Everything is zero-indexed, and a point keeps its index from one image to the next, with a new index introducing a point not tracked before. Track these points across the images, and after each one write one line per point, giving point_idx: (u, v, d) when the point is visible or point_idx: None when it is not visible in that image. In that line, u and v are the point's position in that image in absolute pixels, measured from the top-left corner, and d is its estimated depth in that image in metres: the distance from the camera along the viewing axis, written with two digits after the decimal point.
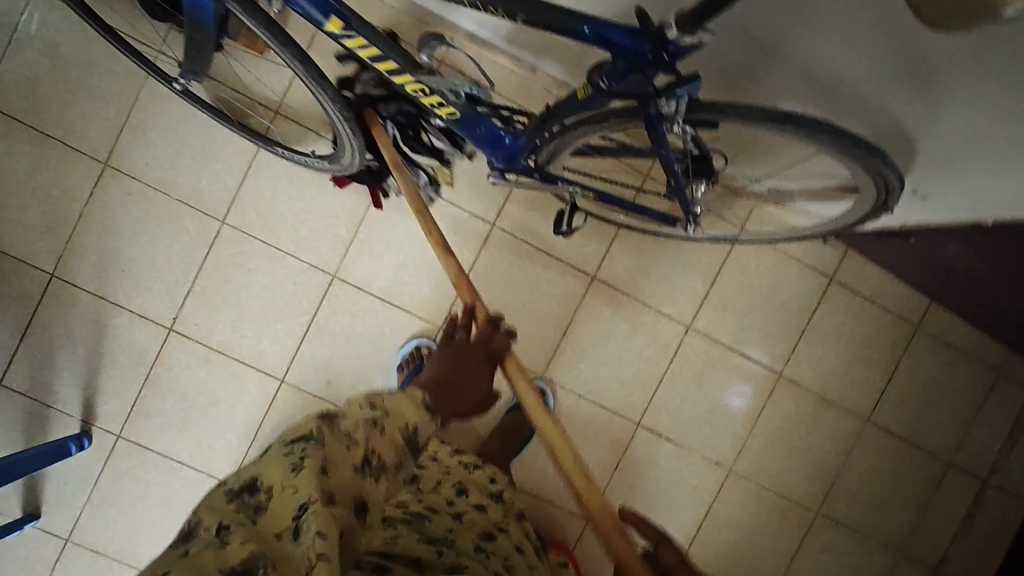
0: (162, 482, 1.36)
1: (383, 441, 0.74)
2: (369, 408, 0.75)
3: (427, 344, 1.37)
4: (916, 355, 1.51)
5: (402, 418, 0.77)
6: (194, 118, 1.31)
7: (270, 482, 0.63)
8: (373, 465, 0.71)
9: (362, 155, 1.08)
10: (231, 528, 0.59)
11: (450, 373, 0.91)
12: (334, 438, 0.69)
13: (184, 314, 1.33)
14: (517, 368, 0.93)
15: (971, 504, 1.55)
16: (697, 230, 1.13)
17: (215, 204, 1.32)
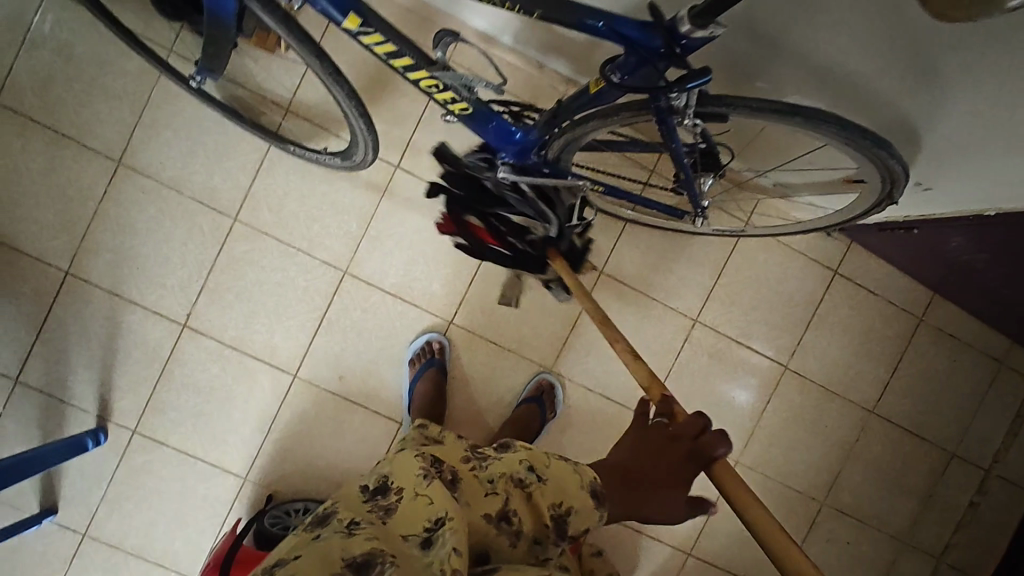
0: (178, 476, 1.37)
1: (525, 507, 0.73)
2: (528, 468, 0.75)
3: (438, 339, 1.38)
4: (920, 347, 1.53)
5: (559, 496, 0.75)
6: (207, 117, 1.32)
7: (403, 485, 0.68)
8: (511, 522, 0.71)
9: (373, 150, 1.09)
10: (362, 523, 0.63)
11: (635, 468, 0.79)
12: (476, 486, 0.72)
13: (198, 311, 1.35)
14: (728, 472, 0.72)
15: (975, 494, 1.57)
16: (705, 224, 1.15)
17: (228, 201, 1.34)
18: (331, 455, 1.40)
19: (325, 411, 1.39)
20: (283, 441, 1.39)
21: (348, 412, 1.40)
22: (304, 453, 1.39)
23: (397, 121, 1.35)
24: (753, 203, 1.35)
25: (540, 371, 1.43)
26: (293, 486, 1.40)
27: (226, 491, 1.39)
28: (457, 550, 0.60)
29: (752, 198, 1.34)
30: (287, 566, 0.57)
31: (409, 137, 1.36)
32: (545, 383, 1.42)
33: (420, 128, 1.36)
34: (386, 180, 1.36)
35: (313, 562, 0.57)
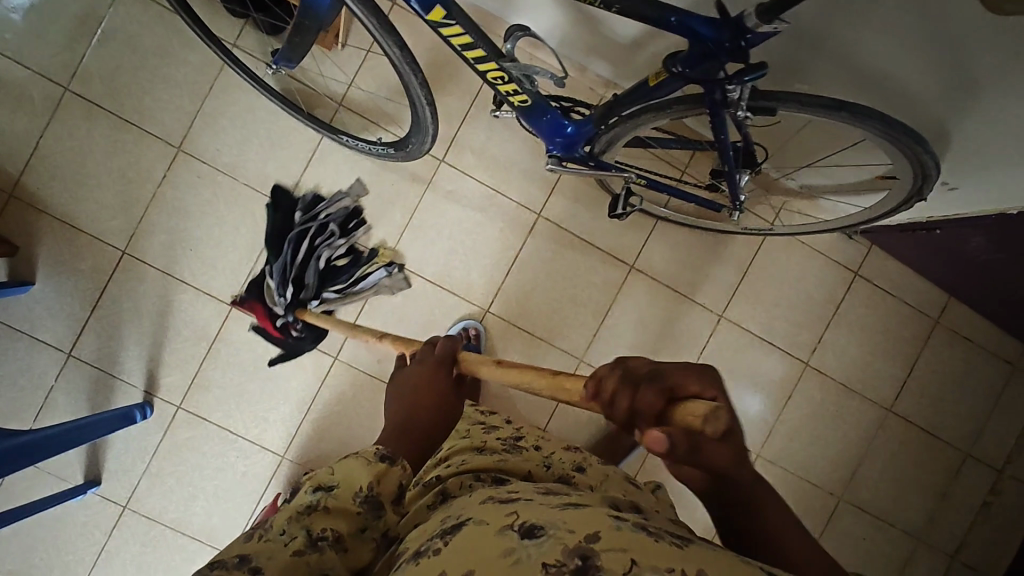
0: (218, 452, 1.42)
1: (334, 516, 0.69)
2: (312, 493, 0.72)
3: (474, 326, 1.43)
4: (936, 348, 1.59)
5: (354, 483, 0.73)
6: (264, 108, 1.39)
7: None
8: (326, 540, 0.67)
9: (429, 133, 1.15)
10: None
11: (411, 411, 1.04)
12: (271, 547, 0.64)
13: (245, 293, 1.41)
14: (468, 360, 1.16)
15: (988, 494, 1.62)
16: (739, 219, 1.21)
17: (280, 189, 1.40)
18: (368, 436, 1.45)
19: (362, 393, 1.44)
20: (321, 421, 1.44)
21: (385, 394, 1.45)
22: (341, 435, 1.44)
23: (443, 117, 1.42)
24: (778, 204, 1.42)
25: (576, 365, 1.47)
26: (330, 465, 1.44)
27: (263, 468, 1.43)
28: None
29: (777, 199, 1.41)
30: None
31: (455, 133, 1.43)
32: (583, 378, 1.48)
33: (464, 125, 1.43)
34: (430, 173, 1.43)
35: None
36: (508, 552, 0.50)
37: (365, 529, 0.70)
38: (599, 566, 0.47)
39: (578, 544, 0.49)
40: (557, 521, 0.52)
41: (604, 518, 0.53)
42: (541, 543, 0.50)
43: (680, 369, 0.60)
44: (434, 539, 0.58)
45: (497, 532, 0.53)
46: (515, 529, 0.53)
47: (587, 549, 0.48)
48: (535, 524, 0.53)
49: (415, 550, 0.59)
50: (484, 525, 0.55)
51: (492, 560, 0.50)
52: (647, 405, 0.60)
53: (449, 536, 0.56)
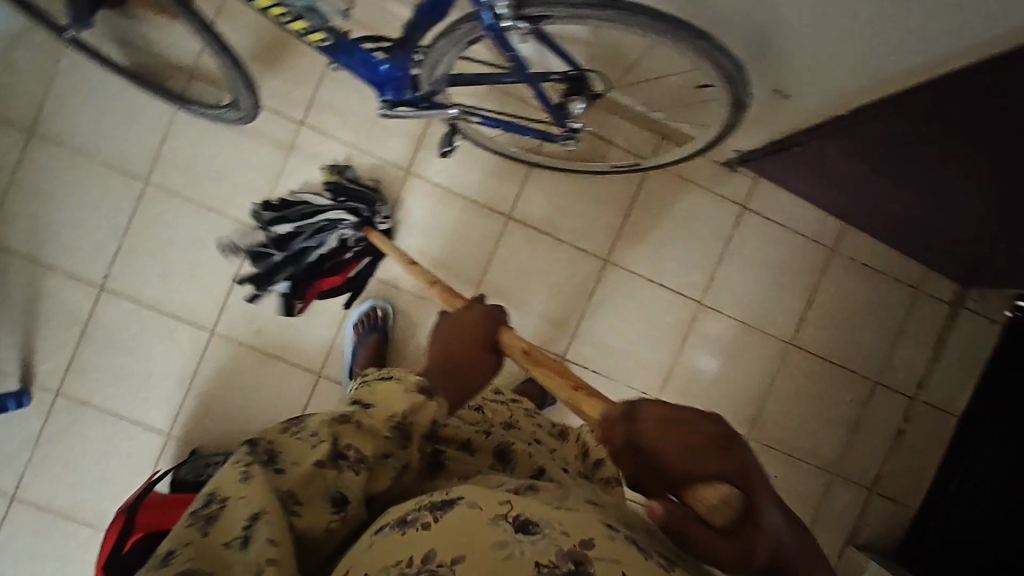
0: (103, 436, 1.41)
1: (367, 437, 0.66)
2: (346, 405, 0.69)
3: (380, 305, 1.42)
4: (835, 277, 1.55)
5: (389, 409, 0.69)
6: (114, 84, 1.37)
7: (223, 492, 0.59)
8: (348, 458, 0.64)
9: (247, 78, 1.15)
10: (177, 550, 0.55)
11: (448, 351, 0.87)
12: (296, 451, 0.63)
13: (114, 273, 1.39)
14: (511, 339, 0.89)
15: (901, 421, 1.58)
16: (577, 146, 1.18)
17: (137, 165, 1.38)
18: (253, 408, 1.43)
19: (243, 365, 1.42)
20: (204, 397, 1.42)
21: (266, 364, 1.43)
22: (225, 410, 1.42)
23: (299, 79, 1.40)
24: (639, 134, 1.41)
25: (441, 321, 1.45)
26: (216, 440, 1.42)
27: (150, 448, 1.42)
28: (278, 543, 0.56)
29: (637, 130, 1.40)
30: None
31: (313, 94, 1.40)
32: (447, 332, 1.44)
33: (322, 85, 1.40)
34: (291, 137, 1.40)
35: None
36: (501, 543, 0.53)
37: (389, 457, 0.66)
38: (589, 572, 0.52)
39: (571, 548, 0.53)
40: (550, 521, 0.56)
41: (597, 524, 0.57)
42: (536, 540, 0.54)
43: (677, 446, 0.56)
44: (422, 510, 0.58)
45: (490, 521, 0.55)
46: (510, 522, 0.55)
47: (579, 554, 0.53)
48: (530, 519, 0.56)
49: (403, 513, 0.59)
50: (477, 509, 0.57)
51: (486, 552, 0.53)
52: (648, 481, 0.58)
53: (440, 510, 0.57)
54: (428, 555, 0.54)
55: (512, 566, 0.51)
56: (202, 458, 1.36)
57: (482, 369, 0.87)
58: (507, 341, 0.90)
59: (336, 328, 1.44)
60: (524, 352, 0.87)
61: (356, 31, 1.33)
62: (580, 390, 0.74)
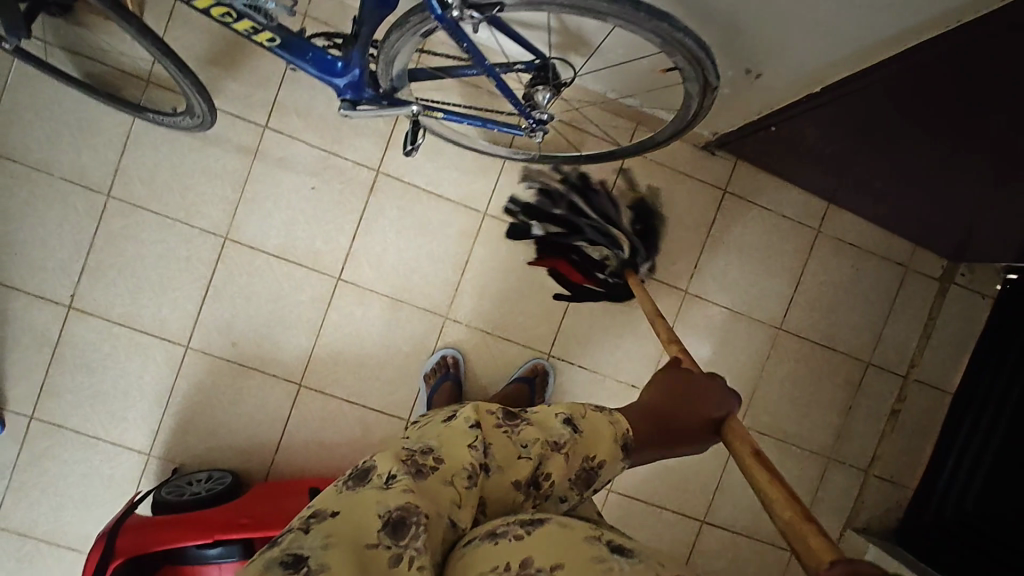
0: (81, 459, 1.37)
1: (565, 464, 0.65)
2: (564, 424, 0.68)
3: (452, 352, 1.42)
4: (822, 258, 1.52)
5: (591, 449, 0.68)
6: (68, 96, 1.32)
7: (453, 456, 0.61)
8: (537, 487, 0.65)
9: (197, 86, 1.11)
10: (398, 480, 0.57)
11: (655, 400, 0.78)
12: (507, 454, 0.64)
13: (82, 292, 1.35)
14: (742, 433, 0.74)
15: (895, 401, 1.56)
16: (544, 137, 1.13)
17: (97, 179, 1.34)
18: (234, 422, 1.40)
19: (220, 379, 1.39)
20: (182, 414, 1.39)
21: (244, 377, 1.39)
22: (205, 426, 1.39)
23: (260, 82, 1.35)
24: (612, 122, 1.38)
25: (443, 347, 1.43)
26: (197, 457, 1.39)
27: (130, 468, 1.38)
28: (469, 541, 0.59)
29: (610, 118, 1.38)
30: (321, 524, 0.53)
31: (274, 96, 1.36)
32: (449, 359, 1.42)
33: (283, 87, 1.36)
34: (255, 142, 1.36)
35: (343, 527, 0.52)
36: (600, 559, 0.56)
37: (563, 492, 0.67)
38: None
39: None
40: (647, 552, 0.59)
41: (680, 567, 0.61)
42: (637, 561, 0.57)
43: None
44: (511, 523, 0.59)
45: (583, 539, 0.58)
46: (605, 543, 0.58)
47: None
48: (622, 545, 0.59)
49: (495, 523, 0.59)
50: (567, 528, 0.59)
51: (584, 561, 0.55)
52: None
53: (531, 526, 0.59)
54: (524, 561, 0.55)
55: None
56: (183, 476, 1.34)
57: (680, 429, 0.75)
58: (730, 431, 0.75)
59: (314, 336, 1.40)
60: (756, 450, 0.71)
61: (313, 29, 1.29)
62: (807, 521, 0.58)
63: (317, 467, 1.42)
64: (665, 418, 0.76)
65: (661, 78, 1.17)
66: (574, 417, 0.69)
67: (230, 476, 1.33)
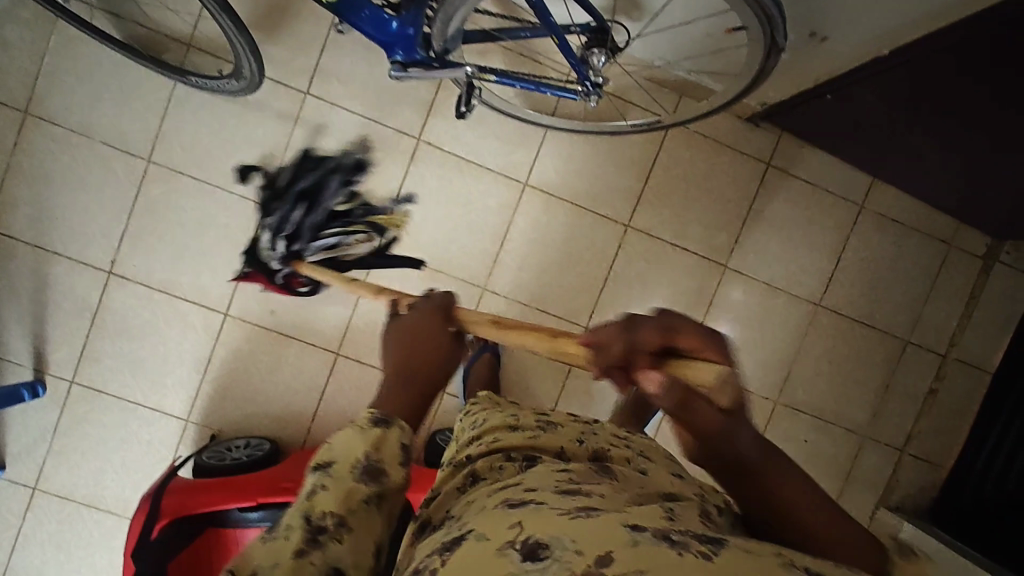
0: (121, 424, 1.38)
1: (334, 494, 0.59)
2: (312, 475, 0.61)
3: None
4: (863, 234, 1.50)
5: (349, 459, 0.62)
6: (110, 59, 1.31)
7: None
8: (327, 527, 0.57)
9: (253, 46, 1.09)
10: None
11: (406, 359, 0.80)
12: (272, 549, 0.55)
13: (122, 257, 1.35)
14: (471, 319, 0.86)
15: (933, 381, 1.55)
16: (597, 100, 1.09)
17: (138, 143, 1.33)
18: (272, 390, 1.40)
19: (259, 347, 1.39)
20: (221, 381, 1.39)
21: (283, 345, 1.39)
22: (243, 393, 1.39)
23: (301, 47, 1.34)
24: (655, 92, 1.37)
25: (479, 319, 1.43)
26: (236, 424, 1.40)
27: (169, 434, 1.39)
28: None
29: (653, 86, 1.37)
30: None
31: (316, 62, 1.34)
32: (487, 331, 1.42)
33: (325, 53, 1.34)
34: (296, 108, 1.35)
35: None
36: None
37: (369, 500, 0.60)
38: None
39: (586, 570, 0.43)
40: (562, 538, 0.47)
41: (615, 527, 0.48)
42: (546, 568, 0.45)
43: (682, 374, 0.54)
44: (432, 555, 0.53)
45: (497, 551, 0.49)
46: (517, 548, 0.47)
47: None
48: (541, 542, 0.48)
49: (419, 562, 0.55)
50: (485, 540, 0.51)
51: None
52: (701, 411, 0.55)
53: (448, 552, 0.52)
54: None
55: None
56: (223, 442, 1.34)
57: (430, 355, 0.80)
58: (469, 325, 0.86)
59: (352, 305, 1.40)
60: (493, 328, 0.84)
61: None
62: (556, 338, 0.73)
63: None
64: (416, 355, 0.80)
65: (716, 48, 1.17)
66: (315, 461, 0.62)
67: (269, 442, 1.33)
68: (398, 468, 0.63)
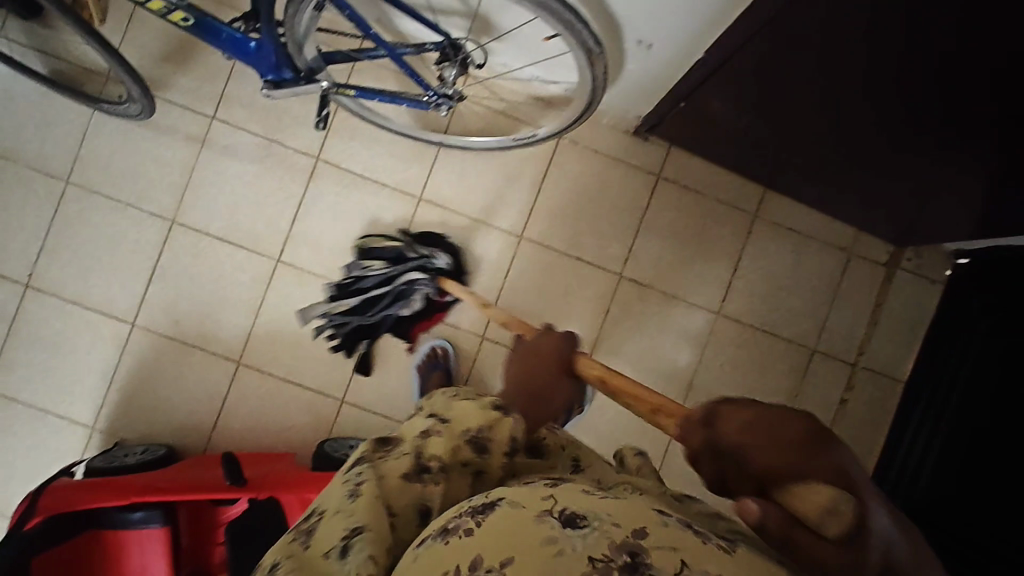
0: (30, 431, 1.43)
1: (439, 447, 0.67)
2: (426, 419, 0.71)
3: (441, 344, 1.44)
4: (760, 242, 1.52)
5: (460, 425, 0.69)
6: (35, 91, 1.44)
7: (325, 507, 0.63)
8: (429, 471, 0.65)
9: (122, 63, 1.23)
10: (278, 562, 0.58)
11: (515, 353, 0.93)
12: (387, 468, 0.66)
13: (38, 271, 1.43)
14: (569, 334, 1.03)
15: (844, 391, 1.52)
16: (452, 109, 1.20)
17: (58, 166, 1.44)
18: (174, 398, 1.45)
19: (163, 356, 1.44)
20: (126, 389, 1.44)
21: (186, 354, 1.45)
22: (147, 401, 1.44)
23: (209, 76, 1.45)
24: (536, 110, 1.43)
25: (434, 340, 1.45)
26: (139, 432, 1.44)
27: (75, 442, 1.44)
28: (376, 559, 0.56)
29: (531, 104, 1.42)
30: None
31: (222, 89, 1.45)
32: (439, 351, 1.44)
33: (231, 81, 1.45)
34: (203, 132, 1.45)
35: None
36: (551, 540, 0.48)
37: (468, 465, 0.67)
38: (647, 564, 0.46)
39: (624, 541, 0.48)
40: (598, 513, 0.51)
41: (648, 512, 0.52)
42: (585, 535, 0.48)
43: (762, 442, 0.56)
44: (463, 517, 0.55)
45: (534, 519, 0.51)
46: (556, 517, 0.51)
47: (634, 545, 0.48)
48: (577, 514, 0.51)
49: (447, 520, 0.56)
50: (521, 508, 0.53)
51: (533, 553, 0.48)
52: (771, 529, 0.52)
53: (483, 514, 0.53)
54: (473, 562, 0.49)
55: (563, 563, 0.47)
56: (121, 447, 1.38)
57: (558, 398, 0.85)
58: (584, 368, 0.86)
59: (253, 316, 1.45)
60: (601, 384, 0.84)
61: None
62: (658, 414, 0.73)
63: (252, 444, 1.45)
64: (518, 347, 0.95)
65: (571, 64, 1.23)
66: (424, 421, 0.70)
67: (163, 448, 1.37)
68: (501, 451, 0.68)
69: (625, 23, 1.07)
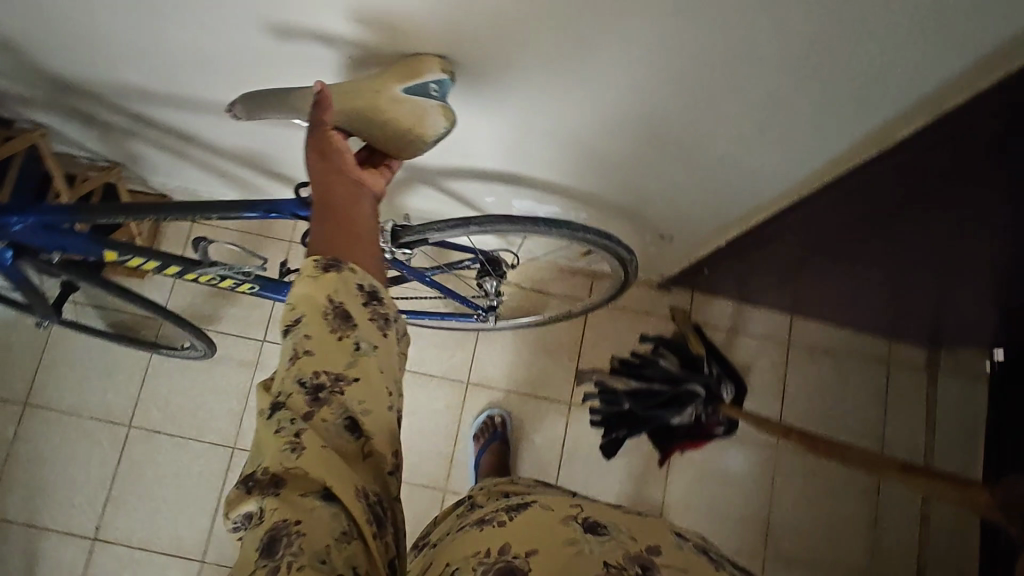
0: None
1: (328, 358, 0.59)
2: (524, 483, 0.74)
3: (498, 412, 1.50)
4: (799, 368, 1.56)
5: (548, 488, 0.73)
6: (95, 345, 1.52)
7: (364, 421, 0.58)
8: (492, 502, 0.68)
9: (192, 328, 1.29)
10: (298, 436, 0.55)
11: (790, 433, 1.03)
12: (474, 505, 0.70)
13: (105, 521, 1.44)
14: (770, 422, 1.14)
15: (922, 504, 1.49)
16: (495, 316, 1.29)
17: (120, 412, 1.49)
18: None
19: None
20: None
21: None
22: None
23: (256, 302, 1.55)
24: (568, 284, 1.54)
25: (491, 408, 1.51)
26: None
27: None
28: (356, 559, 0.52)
29: (563, 279, 1.54)
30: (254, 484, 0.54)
31: (270, 313, 1.54)
32: (497, 420, 1.49)
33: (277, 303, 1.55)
34: (256, 356, 1.52)
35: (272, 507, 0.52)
36: (572, 540, 0.52)
37: (362, 346, 0.60)
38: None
39: (639, 553, 0.51)
40: (619, 526, 0.55)
41: (666, 534, 0.55)
42: (604, 542, 0.52)
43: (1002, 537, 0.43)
44: (498, 511, 0.59)
45: (560, 522, 0.55)
46: (580, 523, 0.54)
47: (646, 559, 0.51)
48: (599, 522, 0.55)
49: (484, 513, 0.60)
50: (550, 512, 0.57)
51: (556, 545, 0.52)
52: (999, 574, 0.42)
53: (515, 511, 0.58)
54: (501, 547, 0.53)
55: (583, 562, 0.50)
56: None
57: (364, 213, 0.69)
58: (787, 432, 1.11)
59: None
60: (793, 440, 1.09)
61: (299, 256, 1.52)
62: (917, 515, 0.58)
63: None
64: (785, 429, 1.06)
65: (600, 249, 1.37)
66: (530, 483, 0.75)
67: None
68: (366, 309, 0.62)
69: (645, 220, 1.19)
